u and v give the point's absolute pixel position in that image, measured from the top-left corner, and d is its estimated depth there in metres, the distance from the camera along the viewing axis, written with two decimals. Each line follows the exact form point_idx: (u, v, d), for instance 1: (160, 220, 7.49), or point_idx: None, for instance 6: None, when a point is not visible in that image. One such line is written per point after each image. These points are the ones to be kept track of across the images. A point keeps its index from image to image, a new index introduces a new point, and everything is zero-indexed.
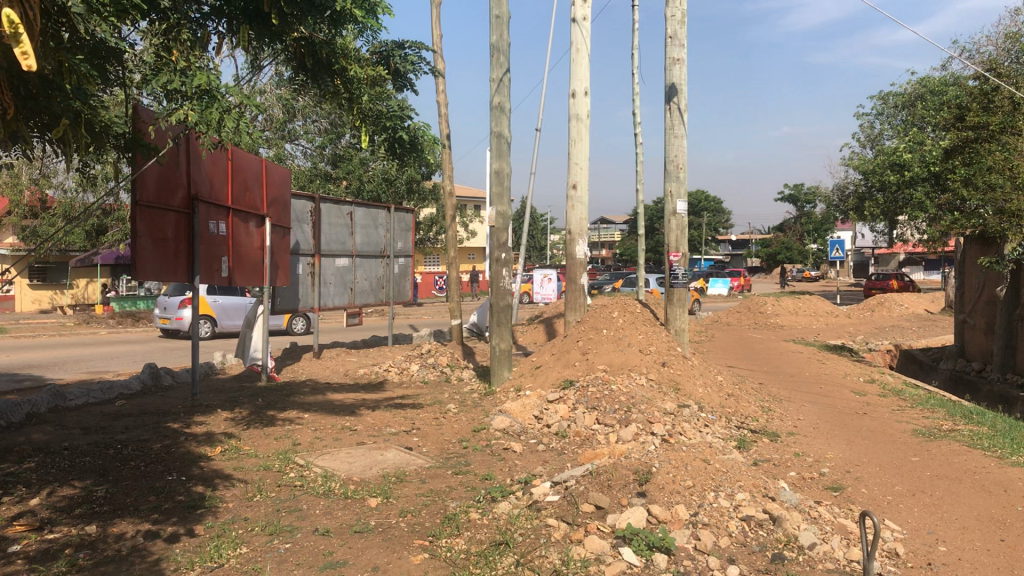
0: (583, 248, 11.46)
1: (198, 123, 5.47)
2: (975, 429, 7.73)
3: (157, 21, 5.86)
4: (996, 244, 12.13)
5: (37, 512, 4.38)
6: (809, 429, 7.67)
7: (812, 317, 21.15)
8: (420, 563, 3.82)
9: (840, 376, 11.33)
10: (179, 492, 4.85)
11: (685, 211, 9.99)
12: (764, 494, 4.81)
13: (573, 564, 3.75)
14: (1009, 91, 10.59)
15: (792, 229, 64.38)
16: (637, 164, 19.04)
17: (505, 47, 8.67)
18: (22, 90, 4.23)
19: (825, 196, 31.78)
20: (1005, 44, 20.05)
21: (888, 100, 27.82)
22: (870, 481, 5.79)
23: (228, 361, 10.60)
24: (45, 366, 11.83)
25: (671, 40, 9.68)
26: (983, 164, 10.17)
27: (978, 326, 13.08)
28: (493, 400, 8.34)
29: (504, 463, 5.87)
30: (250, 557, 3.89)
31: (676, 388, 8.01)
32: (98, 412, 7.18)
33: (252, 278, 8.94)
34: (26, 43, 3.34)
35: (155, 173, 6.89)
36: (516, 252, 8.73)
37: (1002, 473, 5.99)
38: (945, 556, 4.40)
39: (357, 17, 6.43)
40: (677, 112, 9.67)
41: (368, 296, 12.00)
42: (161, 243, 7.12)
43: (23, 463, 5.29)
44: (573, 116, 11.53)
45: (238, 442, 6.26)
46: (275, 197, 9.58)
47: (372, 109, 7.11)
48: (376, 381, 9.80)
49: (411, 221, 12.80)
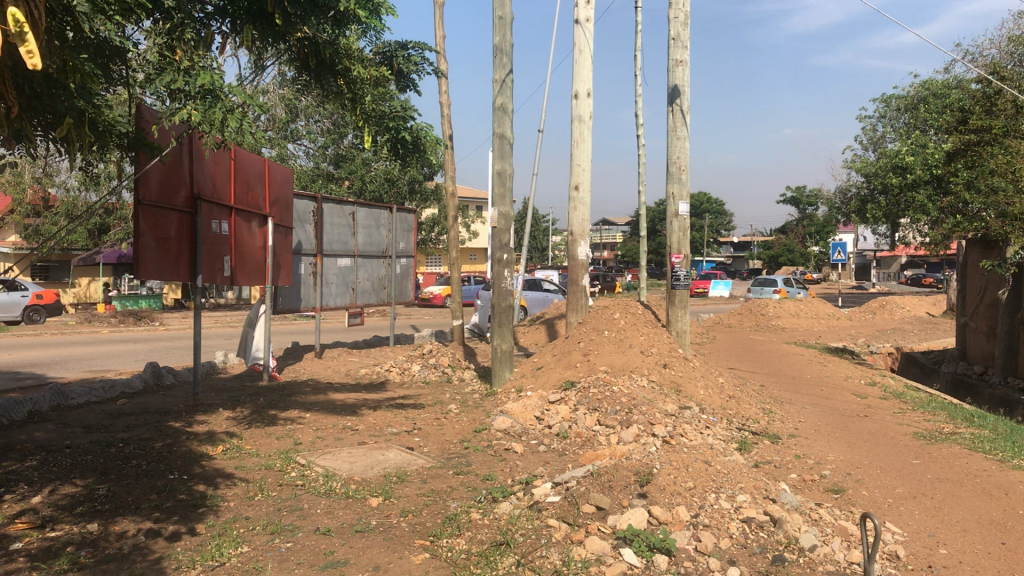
0: (585, 249, 11.44)
1: (201, 122, 5.48)
2: (977, 432, 7.70)
3: (161, 20, 5.88)
4: (998, 247, 12.05)
5: (39, 510, 4.40)
6: (809, 431, 7.69)
7: (814, 319, 21.18)
8: (421, 563, 3.82)
9: (842, 378, 11.35)
10: (181, 491, 4.87)
11: (687, 212, 9.96)
12: (764, 495, 4.81)
13: (573, 565, 3.76)
14: (1012, 95, 10.52)
15: (794, 232, 64.51)
16: (639, 165, 18.91)
17: (507, 49, 8.68)
18: (26, 89, 4.26)
19: (828, 199, 31.78)
20: (1008, 47, 20.09)
21: (891, 102, 27.97)
22: (871, 483, 5.80)
23: (229, 360, 10.59)
24: (49, 364, 11.88)
25: (674, 42, 9.68)
26: (985, 167, 10.16)
27: (980, 328, 13.07)
28: (494, 401, 8.38)
29: (504, 463, 5.89)
30: (252, 556, 3.90)
31: (678, 390, 8.00)
32: (98, 411, 7.16)
33: (254, 278, 8.97)
34: (31, 42, 3.33)
35: (158, 172, 6.91)
36: (518, 253, 8.73)
37: (1002, 476, 5.98)
38: (946, 559, 4.38)
39: (361, 17, 6.48)
40: (679, 113, 9.69)
41: (369, 296, 12.01)
42: (164, 242, 7.13)
43: (24, 460, 5.31)
44: (576, 118, 11.55)
45: (240, 441, 6.27)
46: (278, 196, 9.59)
47: (375, 110, 7.17)
48: (377, 381, 9.82)
49: (413, 222, 12.85)
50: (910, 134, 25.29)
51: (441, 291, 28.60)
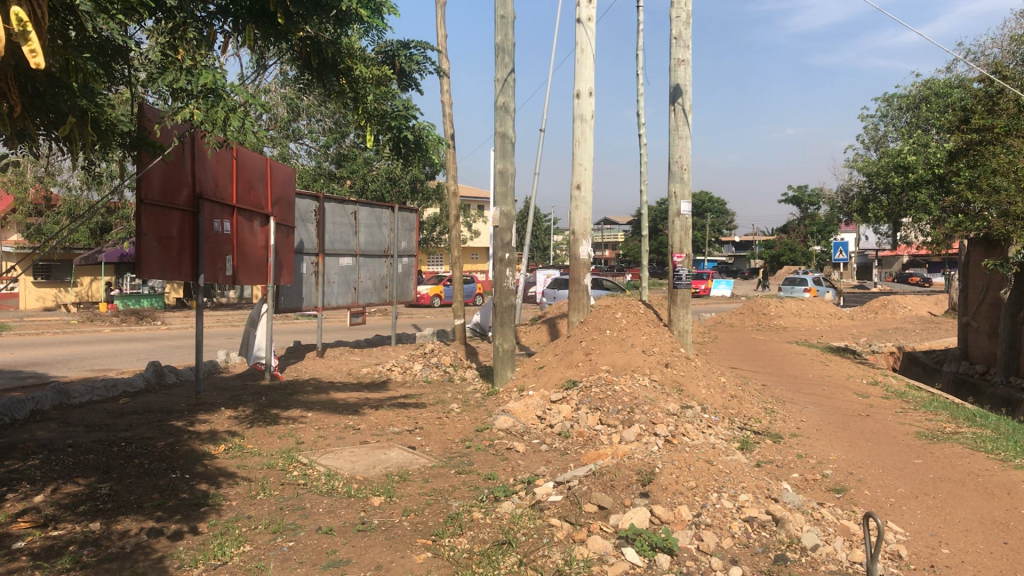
0: (588, 248, 11.43)
1: (203, 122, 5.49)
2: (979, 432, 7.70)
3: (163, 19, 5.86)
4: (1000, 247, 12.02)
5: (42, 508, 4.40)
6: (811, 430, 7.69)
7: (816, 319, 21.15)
8: (423, 562, 3.83)
9: (844, 378, 11.34)
10: (183, 489, 4.87)
11: (689, 212, 9.95)
12: (766, 495, 4.81)
13: (575, 564, 3.76)
14: (1014, 94, 10.50)
15: (796, 232, 64.44)
16: (641, 165, 18.87)
17: (509, 48, 8.68)
18: (29, 87, 4.26)
19: (829, 198, 31.74)
20: (1010, 46, 20.07)
21: (893, 102, 27.97)
22: (873, 483, 5.79)
23: (231, 359, 10.59)
24: (50, 363, 11.90)
25: (676, 41, 9.68)
26: (988, 167, 10.15)
27: (982, 328, 13.05)
28: (495, 400, 8.38)
29: (506, 463, 5.88)
30: (254, 555, 3.90)
31: (680, 389, 8.01)
32: (101, 410, 7.16)
33: (256, 277, 8.97)
34: (35, 41, 3.32)
35: (160, 171, 6.93)
36: (521, 252, 8.73)
37: (1004, 476, 5.97)
38: (948, 558, 4.38)
39: (364, 16, 6.48)
40: (681, 113, 9.69)
41: (371, 295, 12.01)
42: (166, 241, 7.14)
43: (27, 459, 5.31)
44: (578, 117, 11.55)
45: (242, 440, 6.28)
46: (280, 195, 9.59)
47: (377, 109, 7.17)
48: (379, 380, 9.82)
49: (415, 221, 12.85)
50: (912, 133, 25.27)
51: (427, 291, 28.96)
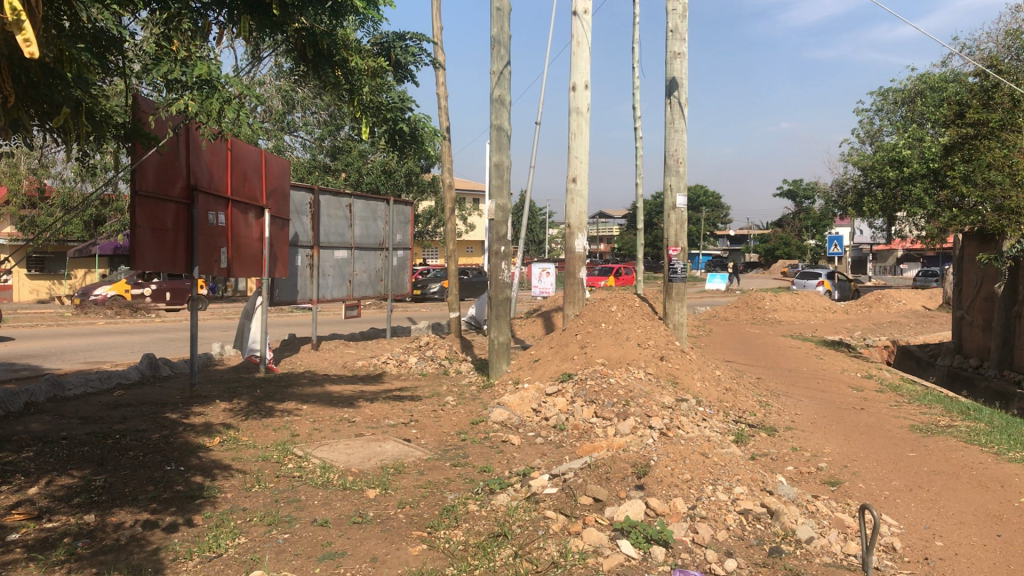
0: (582, 242, 11.37)
1: (198, 113, 5.46)
2: (973, 425, 7.74)
3: (157, 10, 5.76)
4: (994, 241, 12.10)
5: (36, 501, 4.38)
6: (806, 423, 7.71)
7: (810, 313, 21.25)
8: (418, 554, 3.83)
9: (839, 372, 11.38)
10: (177, 482, 4.86)
11: (684, 205, 9.95)
12: (761, 487, 4.81)
13: (570, 556, 3.79)
14: (1009, 88, 10.50)
15: (791, 225, 64.77)
16: (636, 158, 18.82)
17: (505, 40, 8.64)
18: (22, 78, 4.22)
19: (824, 192, 31.85)
20: (1004, 41, 20.09)
21: (888, 96, 28.05)
22: (868, 475, 5.82)
23: (226, 352, 10.56)
24: (46, 356, 11.84)
25: (672, 34, 9.65)
26: (983, 161, 10.12)
27: (976, 322, 13.18)
28: (491, 393, 8.41)
29: (502, 455, 5.90)
30: (250, 547, 3.90)
31: (675, 381, 8.05)
32: (95, 402, 7.15)
33: (251, 269, 8.95)
34: (28, 30, 3.29)
35: (154, 163, 6.89)
36: (515, 245, 8.68)
37: (998, 469, 6.00)
38: (942, 550, 4.41)
39: (358, 7, 6.41)
40: (677, 105, 9.64)
41: (366, 288, 11.98)
42: (160, 232, 7.10)
43: (20, 451, 5.29)
44: (573, 110, 11.52)
45: (237, 432, 6.27)
46: (274, 187, 9.54)
47: (372, 101, 7.05)
48: (374, 373, 9.86)
49: (410, 213, 12.85)
50: (906, 128, 25.34)
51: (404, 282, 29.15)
